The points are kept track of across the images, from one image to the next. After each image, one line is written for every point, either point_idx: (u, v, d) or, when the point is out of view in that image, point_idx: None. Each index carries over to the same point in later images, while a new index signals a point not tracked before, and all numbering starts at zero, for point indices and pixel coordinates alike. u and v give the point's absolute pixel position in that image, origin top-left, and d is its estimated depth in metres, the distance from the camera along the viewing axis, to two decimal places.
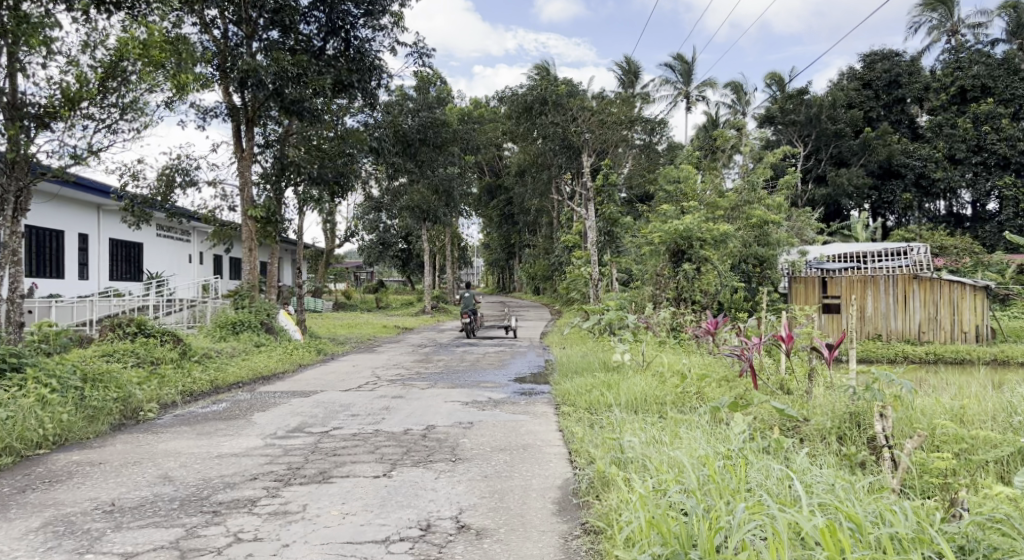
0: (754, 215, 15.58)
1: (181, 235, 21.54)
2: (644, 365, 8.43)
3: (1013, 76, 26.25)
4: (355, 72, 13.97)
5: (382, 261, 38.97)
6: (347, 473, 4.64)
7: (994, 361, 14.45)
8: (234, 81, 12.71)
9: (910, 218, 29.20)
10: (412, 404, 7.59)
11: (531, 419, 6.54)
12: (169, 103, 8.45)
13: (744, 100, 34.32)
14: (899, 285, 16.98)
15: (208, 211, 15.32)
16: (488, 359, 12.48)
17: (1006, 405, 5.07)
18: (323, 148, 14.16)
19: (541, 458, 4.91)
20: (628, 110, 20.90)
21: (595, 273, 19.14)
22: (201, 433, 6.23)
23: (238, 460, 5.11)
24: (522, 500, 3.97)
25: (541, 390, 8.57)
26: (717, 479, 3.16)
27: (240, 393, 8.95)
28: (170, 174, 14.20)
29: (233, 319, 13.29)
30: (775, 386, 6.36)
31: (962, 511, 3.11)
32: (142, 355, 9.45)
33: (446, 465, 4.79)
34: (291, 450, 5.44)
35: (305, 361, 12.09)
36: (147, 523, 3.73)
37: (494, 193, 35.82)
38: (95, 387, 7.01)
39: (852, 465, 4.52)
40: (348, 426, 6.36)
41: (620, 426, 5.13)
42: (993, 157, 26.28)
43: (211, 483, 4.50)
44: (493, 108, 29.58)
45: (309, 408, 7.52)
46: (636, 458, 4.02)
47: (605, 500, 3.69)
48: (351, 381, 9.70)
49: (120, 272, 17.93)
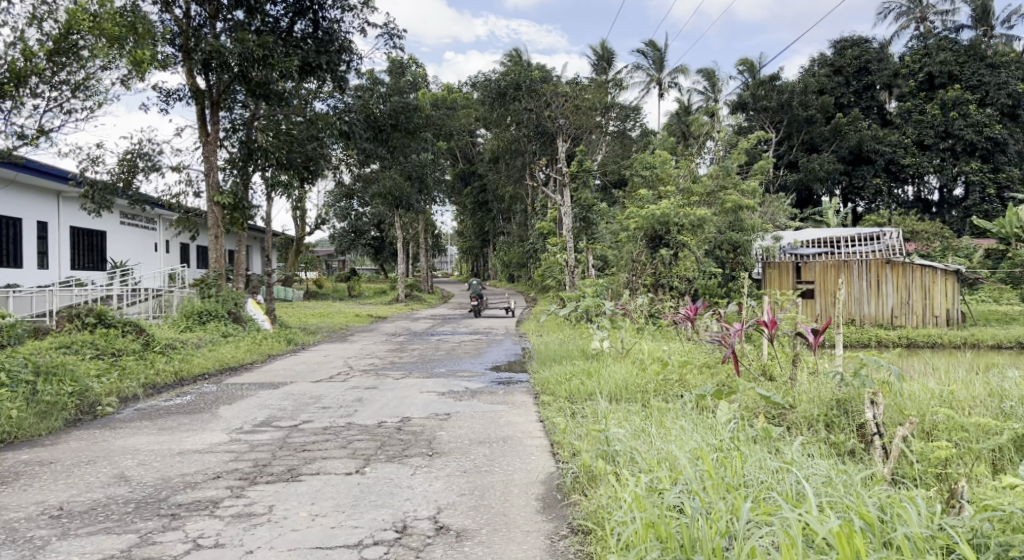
0: (729, 200, 15.48)
1: (146, 222, 20.92)
2: (624, 353, 8.29)
3: (979, 62, 26.98)
4: (324, 53, 13.43)
5: (354, 250, 38.46)
6: (317, 471, 4.38)
7: (965, 344, 14.62)
8: (198, 63, 12.21)
9: (880, 202, 28.81)
10: (386, 395, 7.32)
11: (510, 410, 6.34)
12: (126, 82, 8.00)
13: (717, 87, 34.29)
14: (872, 270, 17.06)
15: (173, 198, 14.83)
16: (464, 347, 12.25)
17: (998, 390, 4.96)
18: (292, 132, 13.68)
19: (523, 451, 4.70)
20: (603, 96, 20.71)
21: (570, 259, 18.95)
22: (162, 428, 5.91)
23: (200, 458, 4.81)
24: (503, 498, 3.76)
25: (519, 379, 8.38)
26: (713, 477, 2.97)
27: (206, 385, 8.60)
28: (132, 160, 13.64)
29: (199, 308, 12.87)
30: (758, 371, 6.22)
31: (966, 502, 2.98)
32: (103, 347, 9.04)
33: (422, 460, 4.56)
34: (258, 446, 5.15)
35: (274, 351, 11.76)
36: (98, 529, 3.44)
37: (468, 179, 35.49)
38: (48, 381, 6.63)
39: (842, 454, 4.37)
40: (318, 419, 6.10)
41: (604, 416, 4.93)
42: (960, 142, 26.82)
43: (171, 483, 4.21)
44: (465, 94, 29.16)
45: (278, 400, 7.21)
46: (624, 451, 3.82)
47: (593, 497, 3.49)
48: (322, 372, 9.43)
49: (83, 262, 17.34)
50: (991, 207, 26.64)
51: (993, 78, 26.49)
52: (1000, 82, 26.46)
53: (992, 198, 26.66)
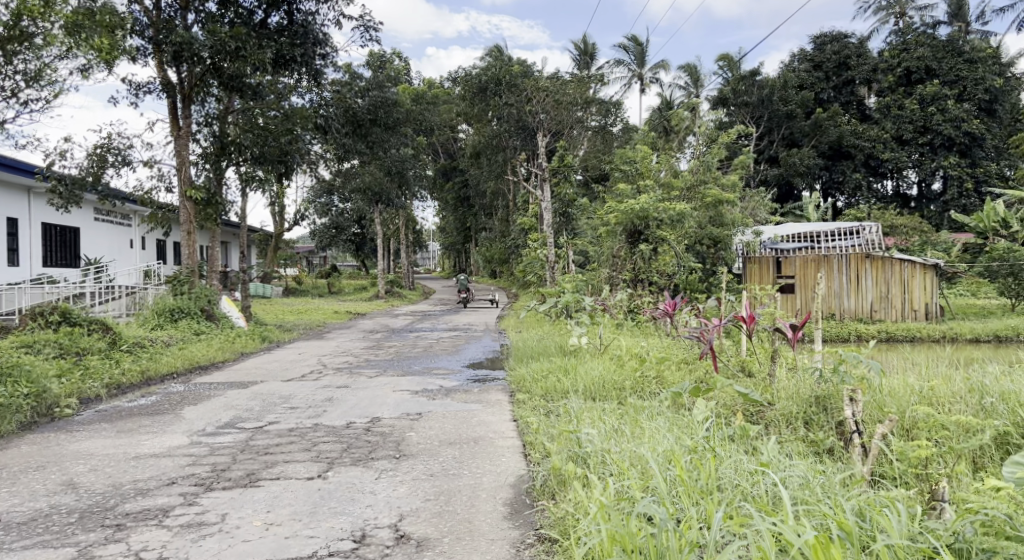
0: (709, 194, 15.37)
1: (121, 218, 20.49)
2: (601, 349, 8.15)
3: (956, 57, 27.19)
4: (299, 45, 13.11)
5: (336, 246, 38.06)
6: (277, 475, 4.18)
7: (944, 338, 14.71)
8: (167, 55, 11.85)
9: (860, 197, 28.94)
10: (357, 394, 7.12)
11: (483, 409, 6.17)
12: (86, 72, 7.71)
13: (699, 83, 34.28)
14: (852, 264, 17.16)
15: (145, 194, 14.46)
16: (441, 344, 12.04)
17: (978, 385, 4.88)
18: (267, 126, 13.28)
19: (493, 452, 4.54)
20: (583, 90, 20.52)
21: (551, 255, 18.76)
22: (122, 431, 5.66)
23: (155, 462, 4.59)
24: (469, 503, 3.60)
25: (495, 377, 8.21)
26: (685, 483, 2.85)
27: (174, 384, 8.35)
28: (101, 154, 13.26)
29: (171, 305, 12.52)
30: (737, 367, 6.10)
31: (946, 504, 2.88)
32: (67, 346, 8.74)
33: (388, 463, 4.38)
34: (219, 449, 4.94)
35: (247, 349, 11.49)
36: (35, 542, 3.23)
37: (449, 175, 35.18)
38: (3, 382, 6.36)
39: (821, 452, 4.28)
40: (285, 420, 5.89)
41: (578, 416, 4.77)
42: (939, 137, 27.03)
43: (121, 489, 3.99)
44: (446, 89, 28.89)
45: (245, 401, 6.98)
46: (595, 453, 3.67)
47: (562, 503, 3.34)
48: (295, 370, 9.20)
49: (55, 259, 16.92)
50: (969, 202, 26.96)
51: (971, 73, 26.82)
52: (978, 78, 26.82)
53: (970, 193, 26.92)
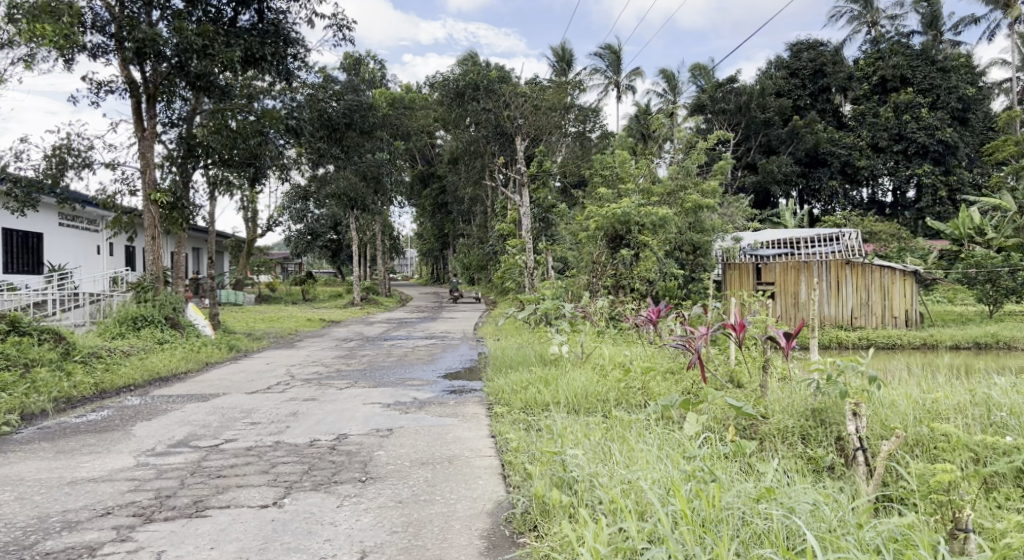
0: (689, 200, 15.06)
1: (86, 223, 19.76)
2: (583, 358, 7.79)
3: (930, 66, 27.38)
4: (268, 44, 12.41)
5: (311, 252, 37.43)
6: (228, 503, 3.74)
7: (924, 346, 14.58)
8: (130, 54, 11.27)
9: (836, 204, 29.43)
10: (324, 408, 6.67)
11: (458, 424, 5.75)
12: (30, 61, 7.27)
13: (676, 90, 34.31)
14: (832, 271, 17.01)
15: (107, 197, 13.85)
16: (416, 354, 11.55)
17: (983, 398, 4.57)
18: (234, 126, 12.56)
19: (469, 475, 4.14)
20: (561, 97, 20.31)
21: (530, 261, 18.22)
22: (61, 451, 5.14)
23: (93, 488, 4.13)
24: (441, 536, 3.21)
25: (471, 388, 7.81)
26: (688, 521, 2.55)
27: (130, 397, 7.82)
28: (60, 155, 12.65)
29: (133, 313, 11.85)
30: (725, 378, 5.74)
31: (971, 534, 2.55)
32: (13, 357, 8.16)
33: (352, 488, 3.96)
34: (167, 471, 4.49)
35: (212, 358, 10.99)
36: None
37: (427, 181, 34.78)
38: None
39: (821, 471, 3.99)
40: (243, 437, 5.44)
41: (561, 432, 4.41)
42: (914, 145, 27.22)
43: (46, 522, 3.54)
44: (424, 94, 28.55)
45: (203, 415, 6.50)
46: (581, 478, 3.33)
47: (549, 536, 3.01)
48: (261, 382, 8.72)
49: (17, 266, 16.18)
50: (943, 209, 27.21)
51: (945, 82, 27.06)
52: (950, 86, 27.04)
53: (944, 200, 27.16)
